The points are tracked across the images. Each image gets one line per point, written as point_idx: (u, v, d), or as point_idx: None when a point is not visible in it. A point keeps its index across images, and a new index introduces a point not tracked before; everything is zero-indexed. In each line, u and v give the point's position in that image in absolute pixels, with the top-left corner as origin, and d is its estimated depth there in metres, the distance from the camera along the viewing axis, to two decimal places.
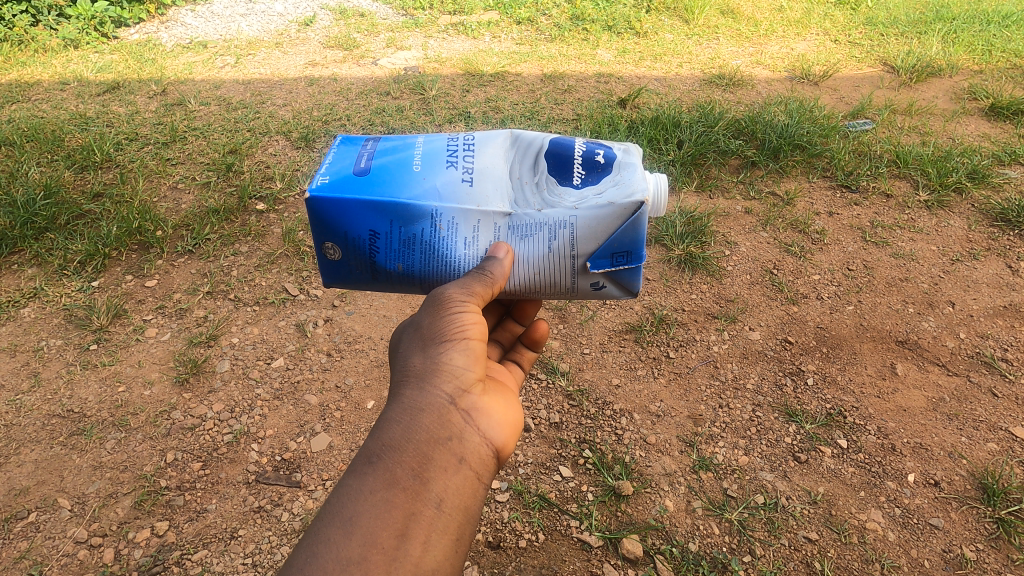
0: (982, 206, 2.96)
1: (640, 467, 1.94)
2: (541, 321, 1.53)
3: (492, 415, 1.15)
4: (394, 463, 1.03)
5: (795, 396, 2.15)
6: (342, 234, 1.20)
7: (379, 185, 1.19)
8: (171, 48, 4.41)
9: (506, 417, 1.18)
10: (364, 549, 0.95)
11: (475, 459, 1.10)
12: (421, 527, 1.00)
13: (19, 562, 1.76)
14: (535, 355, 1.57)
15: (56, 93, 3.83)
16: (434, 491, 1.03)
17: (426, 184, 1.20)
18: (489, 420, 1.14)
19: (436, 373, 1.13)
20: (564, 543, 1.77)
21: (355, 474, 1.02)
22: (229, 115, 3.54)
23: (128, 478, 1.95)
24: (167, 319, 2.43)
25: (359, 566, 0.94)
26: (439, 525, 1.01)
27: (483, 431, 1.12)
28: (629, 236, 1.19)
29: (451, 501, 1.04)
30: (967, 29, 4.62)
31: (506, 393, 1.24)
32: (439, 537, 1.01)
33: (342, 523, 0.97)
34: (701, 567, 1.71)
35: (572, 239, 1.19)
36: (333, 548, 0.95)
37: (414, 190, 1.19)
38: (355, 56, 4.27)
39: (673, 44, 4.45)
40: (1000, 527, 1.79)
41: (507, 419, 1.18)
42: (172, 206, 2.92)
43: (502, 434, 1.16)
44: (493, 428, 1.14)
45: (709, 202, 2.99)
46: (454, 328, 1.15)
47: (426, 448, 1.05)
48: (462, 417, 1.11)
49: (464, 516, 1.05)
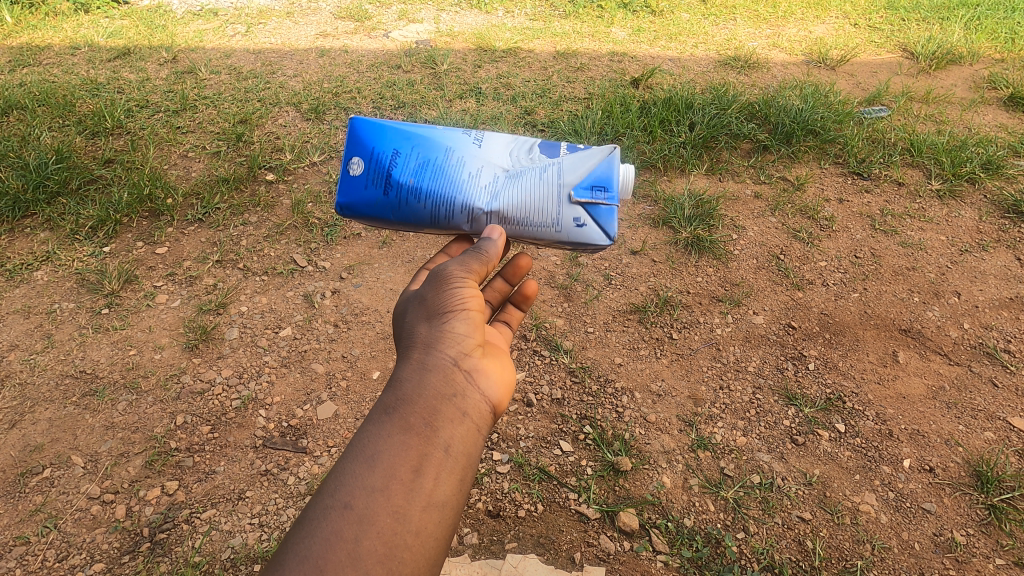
0: (995, 197, 2.94)
1: (639, 444, 1.97)
2: (532, 280, 1.53)
3: (492, 375, 1.17)
4: (407, 412, 1.05)
5: (795, 379, 2.17)
6: (366, 150, 1.34)
7: (402, 128, 1.38)
8: (182, 15, 4.37)
9: (504, 378, 1.19)
10: (385, 480, 0.98)
11: (477, 413, 1.12)
12: (433, 465, 1.02)
13: (34, 514, 1.82)
14: (524, 314, 1.57)
15: (67, 57, 3.82)
16: (445, 435, 1.06)
17: (438, 132, 1.38)
18: (489, 381, 1.16)
19: (443, 339, 1.15)
20: (562, 515, 1.81)
21: (371, 422, 1.05)
22: (240, 85, 3.53)
23: (139, 439, 2.00)
24: (177, 286, 2.46)
25: (381, 494, 0.97)
26: (450, 462, 1.04)
27: (483, 389, 1.14)
28: (605, 176, 1.34)
29: (460, 446, 1.06)
30: (991, 15, 4.52)
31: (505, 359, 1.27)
32: (449, 476, 1.03)
33: (363, 458, 1.00)
34: (695, 541, 1.75)
35: (558, 175, 1.33)
36: (356, 479, 0.98)
37: (429, 131, 1.37)
38: (367, 28, 4.23)
39: (689, 24, 4.39)
40: (992, 513, 1.83)
41: (505, 379, 1.20)
42: (182, 173, 2.94)
43: (501, 393, 1.18)
44: (493, 387, 1.16)
45: (718, 184, 2.98)
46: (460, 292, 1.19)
47: (435, 401, 1.08)
48: (465, 376, 1.13)
49: (469, 461, 1.07)
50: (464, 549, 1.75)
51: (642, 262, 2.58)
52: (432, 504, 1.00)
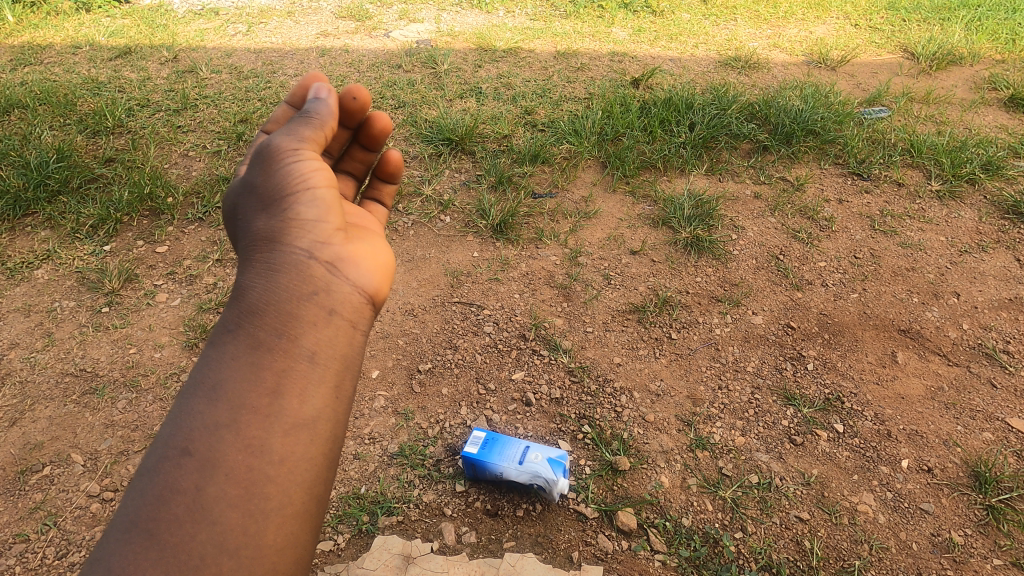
0: (995, 197, 2.93)
1: (638, 443, 1.97)
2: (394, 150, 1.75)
3: (358, 266, 1.41)
4: (256, 329, 1.27)
5: (794, 379, 2.17)
6: None
7: None
8: (182, 14, 4.38)
9: (372, 264, 1.44)
10: (232, 417, 1.17)
11: (344, 305, 1.36)
12: (296, 383, 1.23)
13: (34, 512, 1.82)
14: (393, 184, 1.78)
15: (68, 56, 3.83)
16: (307, 342, 1.28)
17: None
18: (356, 270, 1.40)
19: (294, 235, 1.38)
20: (560, 514, 1.82)
21: (218, 349, 1.26)
22: (240, 84, 3.54)
23: (139, 437, 2.00)
24: (177, 285, 2.47)
25: (228, 431, 1.16)
26: (317, 370, 1.26)
27: (351, 279, 1.38)
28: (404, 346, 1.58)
29: (327, 345, 1.30)
30: (992, 16, 4.52)
31: (372, 243, 1.50)
32: (314, 392, 1.24)
33: (206, 396, 1.20)
34: (693, 541, 1.75)
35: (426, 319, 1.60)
36: (201, 416, 1.18)
37: None
38: (367, 28, 4.23)
39: (690, 25, 4.39)
40: (990, 514, 1.83)
41: (375, 265, 1.45)
42: (183, 172, 2.95)
43: (370, 278, 1.42)
44: (360, 275, 1.41)
45: (718, 184, 2.98)
46: (306, 186, 1.41)
47: (294, 306, 1.30)
48: (325, 272, 1.36)
49: (336, 365, 1.29)
50: (462, 548, 1.75)
51: (642, 262, 2.59)
52: (294, 426, 1.20)
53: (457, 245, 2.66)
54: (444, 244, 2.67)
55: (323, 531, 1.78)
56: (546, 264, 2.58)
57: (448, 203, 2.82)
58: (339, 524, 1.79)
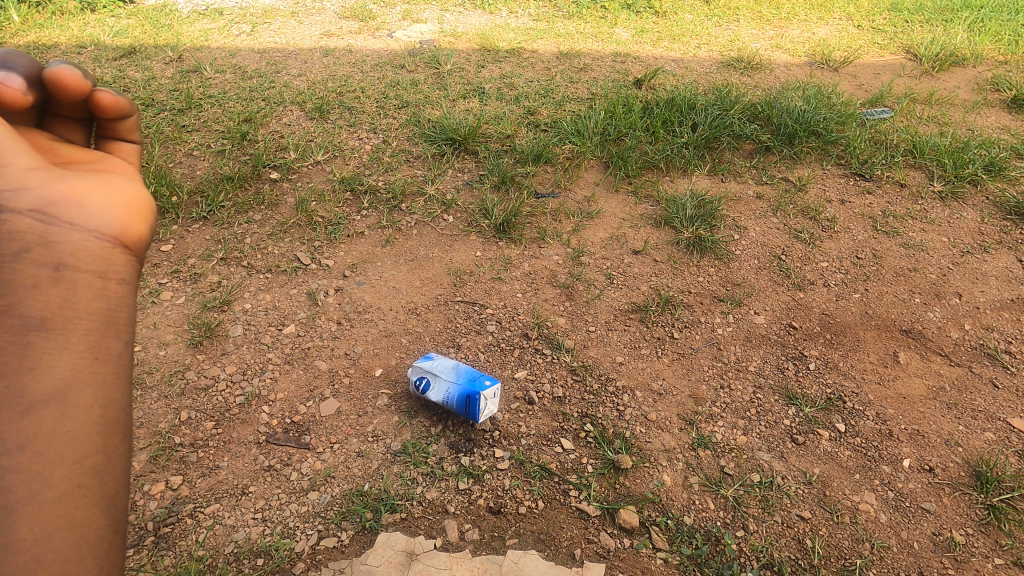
0: (997, 199, 2.94)
1: (640, 442, 1.98)
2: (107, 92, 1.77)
3: (81, 211, 1.55)
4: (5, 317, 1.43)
5: (796, 379, 2.18)
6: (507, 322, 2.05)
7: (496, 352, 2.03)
8: (187, 14, 4.39)
9: (93, 206, 1.57)
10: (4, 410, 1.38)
11: (70, 255, 1.52)
12: (45, 357, 1.44)
13: None
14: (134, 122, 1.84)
15: (74, 56, 3.85)
16: (29, 310, 1.45)
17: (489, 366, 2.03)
18: (79, 216, 1.55)
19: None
20: (563, 512, 1.83)
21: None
22: (244, 84, 3.56)
23: (144, 434, 2.02)
24: (182, 283, 2.48)
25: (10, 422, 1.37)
26: (51, 339, 1.45)
27: (73, 227, 1.53)
28: None
29: (57, 308, 1.47)
30: (995, 17, 4.52)
31: (105, 181, 1.65)
32: (58, 363, 1.45)
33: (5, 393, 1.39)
34: (695, 539, 1.76)
35: None
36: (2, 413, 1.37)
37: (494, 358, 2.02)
38: (371, 28, 4.25)
39: (692, 25, 4.39)
40: (991, 513, 1.83)
41: (100, 207, 1.58)
42: (187, 171, 2.96)
43: (94, 219, 1.56)
44: (82, 219, 1.55)
45: (720, 184, 2.99)
46: None
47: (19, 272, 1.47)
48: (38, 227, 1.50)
49: (85, 331, 1.49)
50: (465, 545, 1.76)
51: (644, 261, 2.60)
52: (47, 398, 1.41)
53: (460, 245, 2.67)
54: (447, 243, 2.68)
55: (327, 528, 1.79)
56: (549, 264, 2.59)
57: (451, 203, 2.83)
58: (342, 521, 1.81)
